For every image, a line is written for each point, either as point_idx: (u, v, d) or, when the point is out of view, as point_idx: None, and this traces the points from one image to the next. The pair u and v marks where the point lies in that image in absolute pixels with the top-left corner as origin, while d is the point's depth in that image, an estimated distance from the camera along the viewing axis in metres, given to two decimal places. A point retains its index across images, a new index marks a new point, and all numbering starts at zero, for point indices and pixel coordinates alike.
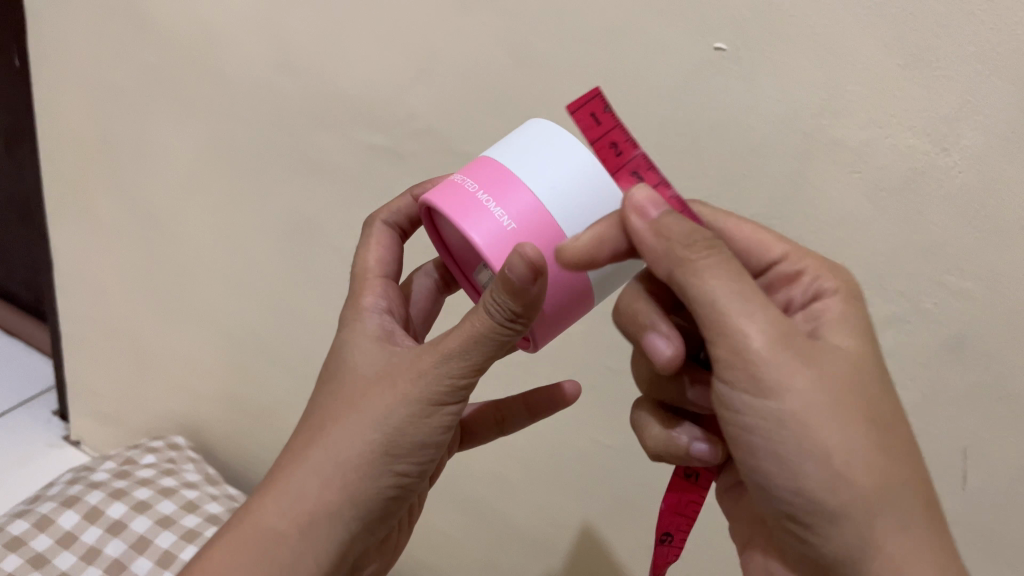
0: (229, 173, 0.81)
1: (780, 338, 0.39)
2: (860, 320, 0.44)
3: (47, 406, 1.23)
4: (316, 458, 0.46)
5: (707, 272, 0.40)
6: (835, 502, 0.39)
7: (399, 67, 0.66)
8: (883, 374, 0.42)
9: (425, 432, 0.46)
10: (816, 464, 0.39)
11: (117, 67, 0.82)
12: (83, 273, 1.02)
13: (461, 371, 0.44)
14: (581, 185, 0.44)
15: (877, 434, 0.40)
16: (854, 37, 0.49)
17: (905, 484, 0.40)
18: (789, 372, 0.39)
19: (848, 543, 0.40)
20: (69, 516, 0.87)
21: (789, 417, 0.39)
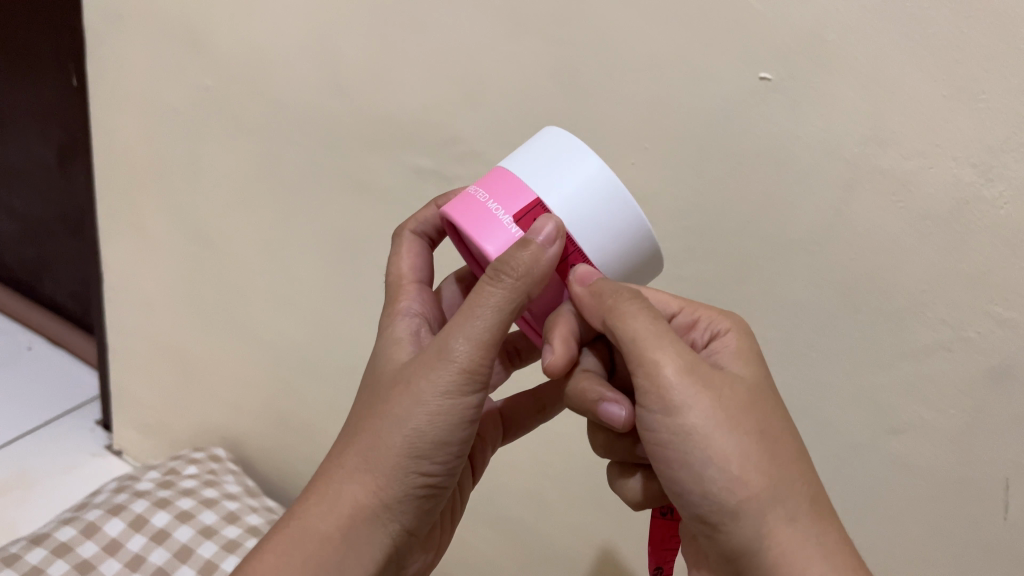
0: (277, 192, 0.83)
1: (689, 367, 0.43)
2: (755, 353, 0.48)
3: (92, 416, 1.25)
4: (350, 462, 0.47)
5: (629, 316, 0.44)
6: (734, 503, 0.42)
7: (448, 92, 0.68)
8: (779, 401, 0.46)
9: (447, 425, 0.46)
10: (717, 469, 0.42)
11: (173, 88, 0.85)
12: (132, 286, 1.05)
13: (474, 357, 0.45)
14: (589, 192, 0.47)
15: (771, 447, 0.43)
16: (901, 68, 0.50)
17: (797, 487, 0.43)
18: (695, 395, 0.42)
19: (751, 538, 0.42)
20: (115, 524, 0.89)
21: (693, 431, 0.42)
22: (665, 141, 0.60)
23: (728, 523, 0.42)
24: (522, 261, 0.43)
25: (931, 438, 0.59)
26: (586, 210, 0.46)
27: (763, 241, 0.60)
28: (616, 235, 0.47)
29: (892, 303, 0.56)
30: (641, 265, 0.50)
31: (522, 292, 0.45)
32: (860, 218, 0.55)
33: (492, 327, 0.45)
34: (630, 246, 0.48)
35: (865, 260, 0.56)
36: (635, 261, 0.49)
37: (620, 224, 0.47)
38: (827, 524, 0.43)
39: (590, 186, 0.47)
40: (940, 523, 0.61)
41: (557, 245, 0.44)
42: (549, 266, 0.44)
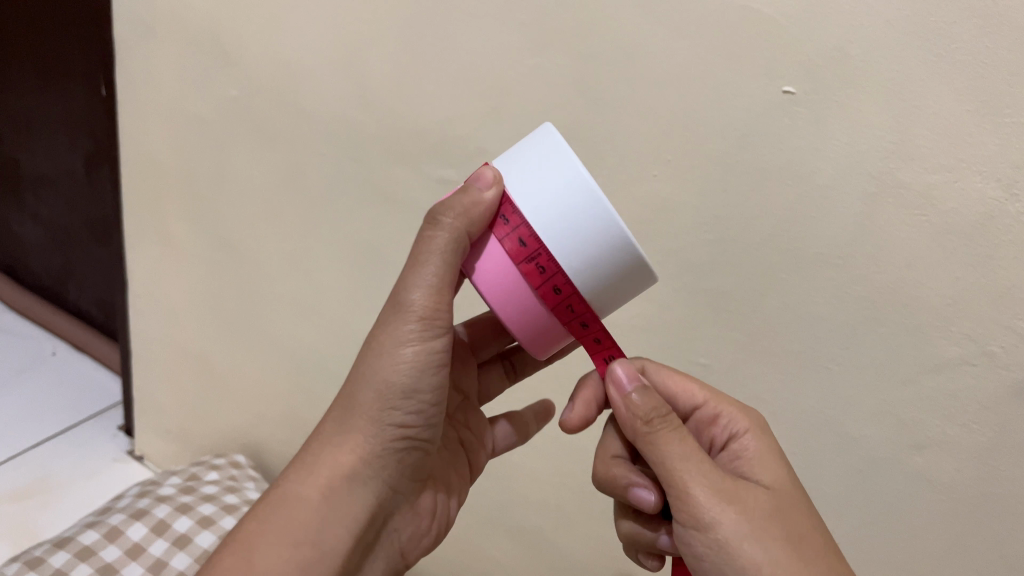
0: (300, 202, 0.84)
1: (716, 485, 0.47)
2: (774, 457, 0.53)
3: (113, 421, 1.27)
4: (334, 415, 0.52)
5: (663, 441, 0.49)
6: None
7: (473, 105, 0.69)
8: (802, 504, 0.50)
9: (413, 370, 0.50)
10: None
11: (201, 98, 0.86)
12: (156, 293, 1.06)
13: (429, 304, 0.49)
14: (556, 199, 0.44)
15: (798, 551, 0.46)
16: (925, 82, 0.50)
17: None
18: (723, 513, 0.46)
19: None
20: (137, 528, 0.90)
21: (725, 547, 0.46)
22: (688, 154, 0.61)
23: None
24: (460, 202, 0.45)
25: (954, 454, 0.59)
26: (517, 161, 0.47)
27: (785, 255, 0.60)
28: (584, 246, 0.44)
29: (914, 317, 0.56)
30: (628, 278, 0.45)
31: (461, 235, 0.46)
32: (882, 232, 0.55)
33: (441, 273, 0.48)
34: (605, 258, 0.44)
35: (888, 273, 0.56)
36: (597, 257, 0.44)
37: (587, 236, 0.43)
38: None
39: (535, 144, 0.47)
40: (963, 540, 0.61)
41: (494, 190, 0.46)
42: (484, 210, 0.46)
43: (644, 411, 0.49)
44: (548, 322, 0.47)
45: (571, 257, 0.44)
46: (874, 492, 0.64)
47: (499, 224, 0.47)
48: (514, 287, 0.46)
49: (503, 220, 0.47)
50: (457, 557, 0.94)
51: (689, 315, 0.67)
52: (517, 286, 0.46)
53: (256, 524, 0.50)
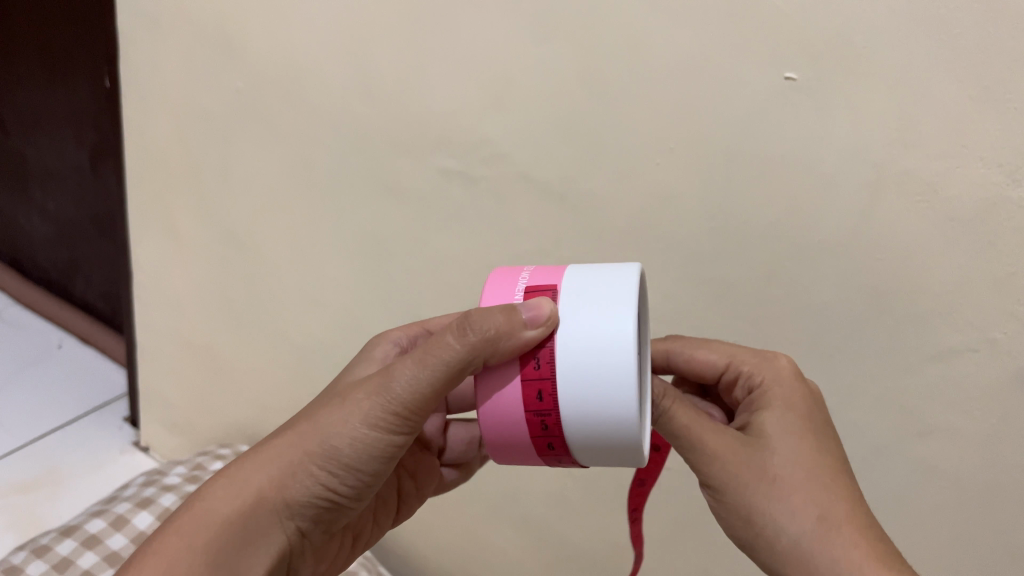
0: (305, 193, 0.85)
1: (699, 441, 0.50)
2: (784, 408, 0.53)
3: (119, 413, 1.27)
4: (271, 453, 0.48)
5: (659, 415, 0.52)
6: (752, 538, 0.49)
7: (476, 96, 0.69)
8: (798, 442, 0.51)
9: (369, 453, 0.47)
10: (735, 515, 0.49)
11: (206, 90, 0.86)
12: (162, 285, 1.07)
13: (412, 398, 0.46)
14: (601, 371, 0.44)
15: (773, 490, 0.48)
16: (929, 69, 0.51)
17: (803, 516, 0.47)
18: (708, 463, 0.50)
19: (768, 560, 0.48)
20: (144, 516, 0.90)
21: (715, 495, 0.50)
22: (691, 143, 0.61)
23: (757, 554, 0.49)
24: (497, 323, 0.44)
25: (958, 441, 0.59)
26: (580, 314, 0.46)
27: (788, 243, 0.60)
28: (599, 421, 0.45)
29: (917, 305, 0.57)
30: (617, 454, 0.47)
31: (479, 354, 0.45)
32: (884, 218, 0.55)
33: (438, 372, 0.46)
34: (612, 438, 0.45)
35: (890, 261, 0.56)
36: (603, 434, 0.45)
37: (608, 416, 0.44)
38: (839, 537, 0.46)
39: (603, 300, 0.46)
40: (968, 525, 0.61)
41: (534, 329, 0.44)
42: (517, 343, 0.44)
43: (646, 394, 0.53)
44: (524, 456, 0.48)
45: (582, 419, 0.45)
46: (878, 482, 0.64)
47: (531, 365, 0.46)
48: (513, 425, 0.47)
49: (534, 363, 0.46)
50: (463, 547, 0.95)
51: (692, 305, 0.67)
52: (514, 418, 0.46)
53: (163, 540, 0.45)
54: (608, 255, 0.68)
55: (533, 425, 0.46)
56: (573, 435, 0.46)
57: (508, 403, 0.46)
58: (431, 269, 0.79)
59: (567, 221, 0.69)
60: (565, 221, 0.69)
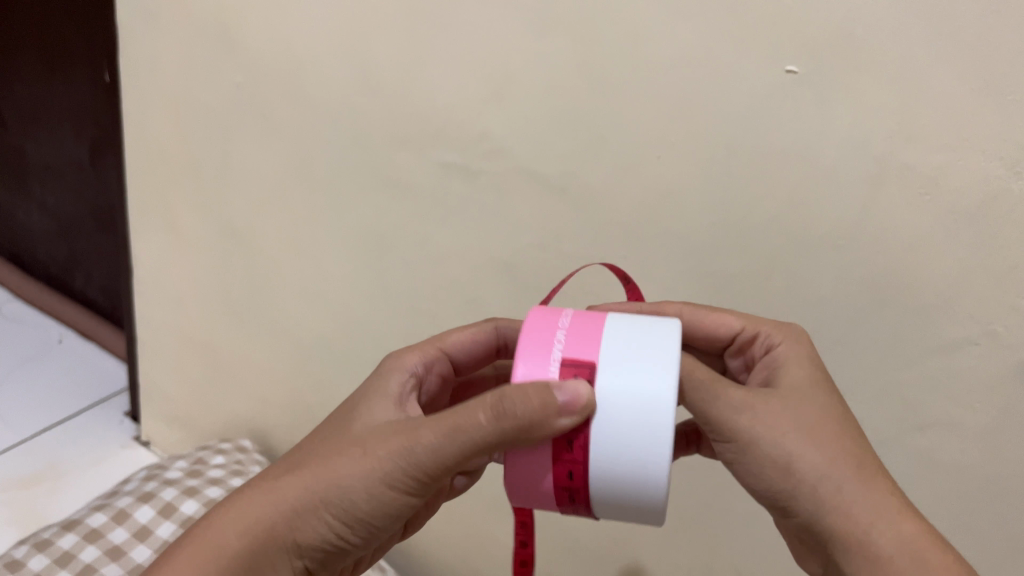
0: (305, 188, 0.84)
1: (726, 391, 0.48)
2: (807, 361, 0.53)
3: (120, 408, 1.28)
4: (288, 487, 0.49)
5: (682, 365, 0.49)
6: (790, 488, 0.46)
7: (477, 90, 0.69)
8: (820, 394, 0.50)
9: (381, 509, 0.47)
10: (771, 466, 0.46)
11: (206, 85, 0.86)
12: (162, 280, 1.07)
13: (430, 464, 0.46)
14: (635, 458, 0.44)
15: (815, 433, 0.47)
16: (930, 62, 0.51)
17: (843, 465, 0.47)
18: (737, 414, 0.47)
19: (812, 511, 0.46)
20: (145, 510, 0.91)
21: (746, 448, 0.47)
22: (692, 136, 0.61)
23: (793, 506, 0.47)
24: (528, 412, 0.43)
25: (959, 434, 0.59)
26: (618, 398, 0.44)
27: (788, 236, 0.60)
28: (626, 501, 0.45)
29: (918, 298, 0.57)
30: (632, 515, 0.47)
31: (502, 437, 0.44)
32: (886, 211, 0.55)
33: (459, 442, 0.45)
34: (634, 512, 0.46)
35: (891, 253, 0.56)
36: (626, 509, 0.46)
37: (636, 497, 0.45)
38: (878, 482, 0.47)
39: (644, 383, 0.44)
40: (968, 518, 0.61)
41: (566, 417, 0.43)
42: (547, 432, 0.43)
43: None
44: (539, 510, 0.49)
45: (607, 495, 0.45)
46: None
47: (563, 445, 0.45)
48: (538, 494, 0.47)
49: (567, 445, 0.45)
50: (464, 541, 0.95)
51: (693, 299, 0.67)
52: (540, 489, 0.46)
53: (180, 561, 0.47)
54: (609, 249, 0.69)
55: (559, 498, 0.46)
56: (596, 505, 0.46)
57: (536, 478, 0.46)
58: (432, 263, 0.79)
59: (568, 215, 0.69)
60: (565, 215, 0.69)
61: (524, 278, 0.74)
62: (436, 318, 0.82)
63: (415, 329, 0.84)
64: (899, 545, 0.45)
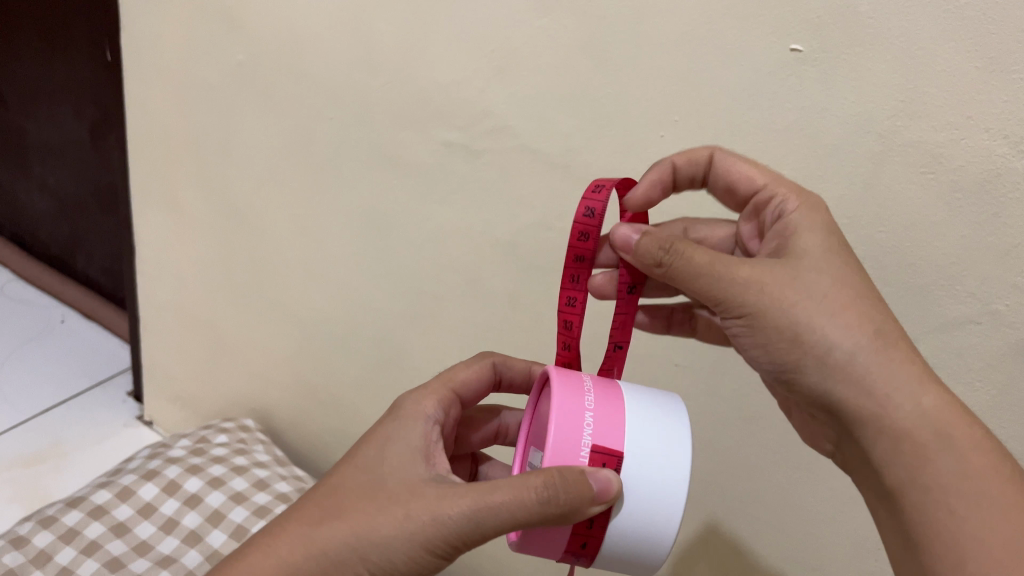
0: (307, 166, 0.85)
1: (727, 263, 0.48)
2: (820, 229, 0.51)
3: (122, 387, 1.28)
4: (319, 541, 0.46)
5: (691, 257, 0.48)
6: (797, 357, 0.48)
7: (479, 68, 0.68)
8: (840, 266, 0.50)
9: (415, 571, 0.45)
10: (779, 339, 0.48)
11: (207, 63, 0.86)
12: (163, 259, 1.07)
13: (472, 537, 0.44)
14: (646, 531, 0.47)
15: (824, 303, 0.48)
16: (935, 39, 0.51)
17: (857, 329, 0.48)
18: (742, 285, 0.48)
19: (820, 382, 0.48)
20: (149, 488, 0.92)
21: (755, 321, 0.48)
22: (694, 115, 0.61)
23: (802, 377, 0.49)
24: (574, 500, 0.43)
25: None
26: (640, 486, 0.47)
27: None
28: (627, 558, 0.49)
29: (920, 277, 0.57)
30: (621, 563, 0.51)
31: (547, 518, 0.44)
32: (889, 189, 0.55)
33: (505, 519, 0.43)
34: (627, 567, 0.50)
35: (893, 233, 0.56)
36: (623, 563, 0.49)
37: (637, 557, 0.49)
38: (891, 351, 0.48)
39: (664, 473, 0.47)
40: None
41: (597, 504, 0.44)
42: (581, 518, 0.44)
43: (653, 256, 0.49)
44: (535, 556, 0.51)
45: (613, 550, 0.48)
46: None
47: (582, 523, 0.47)
48: (546, 553, 0.49)
49: (585, 524, 0.47)
50: None
51: None
52: (546, 551, 0.49)
53: None
54: None
55: (564, 558, 0.49)
56: (595, 562, 0.49)
57: (552, 544, 0.48)
58: (433, 243, 0.79)
59: (570, 193, 0.69)
60: (567, 194, 0.69)
61: (526, 257, 0.74)
62: (438, 297, 0.82)
63: (417, 308, 0.84)
64: (918, 417, 0.47)
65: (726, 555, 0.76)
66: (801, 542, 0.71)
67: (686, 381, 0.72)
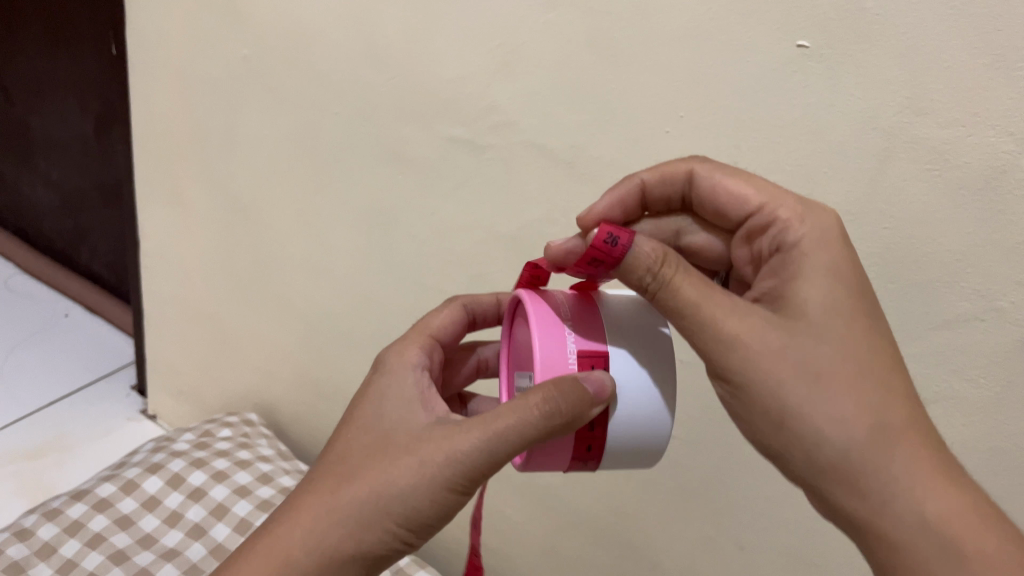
0: (311, 161, 0.85)
1: (718, 317, 0.44)
2: (825, 273, 0.45)
3: (126, 381, 1.29)
4: (342, 503, 0.46)
5: (678, 298, 0.44)
6: (784, 443, 0.43)
7: (484, 64, 0.69)
8: (850, 334, 0.44)
9: (442, 512, 0.46)
10: (766, 414, 0.43)
11: (212, 58, 0.86)
12: (168, 254, 1.07)
13: (488, 465, 0.44)
14: (647, 426, 0.48)
15: (818, 380, 0.43)
16: (940, 35, 0.50)
17: (854, 420, 0.42)
18: (729, 346, 0.43)
19: (805, 470, 0.43)
20: (154, 481, 0.92)
21: (739, 388, 0.44)
22: (699, 110, 0.61)
23: (788, 462, 0.44)
24: (580, 406, 0.43)
25: (962, 409, 0.59)
26: (633, 380, 0.48)
27: None
28: (633, 456, 0.49)
29: (925, 274, 0.57)
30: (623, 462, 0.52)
31: (558, 428, 0.44)
32: (894, 186, 0.55)
33: (516, 438, 0.44)
34: (632, 464, 0.50)
35: (898, 229, 0.56)
36: (628, 462, 0.50)
37: (643, 452, 0.49)
38: (891, 451, 0.42)
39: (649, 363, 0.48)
40: None
41: (601, 403, 0.44)
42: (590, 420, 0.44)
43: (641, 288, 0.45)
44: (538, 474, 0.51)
45: (617, 453, 0.49)
46: None
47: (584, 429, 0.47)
48: (553, 468, 0.49)
49: (588, 428, 0.47)
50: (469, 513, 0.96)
51: None
52: (551, 466, 0.49)
53: None
54: None
55: (570, 468, 0.50)
56: (601, 466, 0.50)
57: (557, 459, 0.48)
58: (438, 238, 0.79)
59: (575, 188, 0.69)
60: (572, 190, 0.69)
61: (530, 252, 0.74)
62: (442, 292, 0.82)
63: (421, 302, 0.84)
64: (914, 529, 0.42)
65: (729, 551, 0.76)
66: (804, 538, 0.71)
67: (690, 376, 0.72)
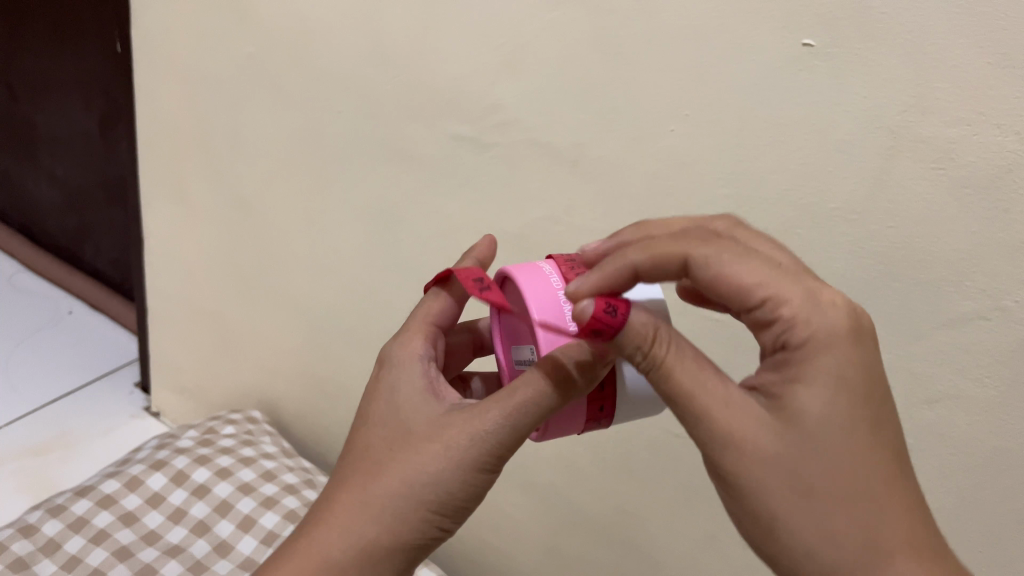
0: (316, 159, 0.85)
1: (707, 407, 0.42)
2: (826, 380, 0.41)
3: (130, 378, 1.29)
4: (375, 499, 0.46)
5: (668, 379, 0.43)
6: (769, 547, 0.42)
7: (489, 62, 0.69)
8: (853, 444, 0.41)
9: (473, 493, 0.47)
10: (751, 513, 0.42)
11: (217, 56, 0.86)
12: (172, 251, 1.07)
13: (513, 439, 0.46)
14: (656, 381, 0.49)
15: (805, 489, 0.40)
16: (947, 34, 0.50)
17: (841, 535, 0.40)
18: (717, 437, 0.42)
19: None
20: (157, 478, 0.92)
21: (727, 481, 0.42)
22: (704, 108, 0.61)
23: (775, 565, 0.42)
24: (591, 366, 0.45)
25: (966, 407, 0.59)
26: None
27: (800, 208, 0.60)
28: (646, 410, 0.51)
29: (930, 273, 0.57)
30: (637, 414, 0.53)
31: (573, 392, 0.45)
32: (899, 185, 0.55)
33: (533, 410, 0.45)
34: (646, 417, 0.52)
35: (903, 228, 0.56)
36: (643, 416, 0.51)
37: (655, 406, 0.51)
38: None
39: None
40: (974, 492, 0.61)
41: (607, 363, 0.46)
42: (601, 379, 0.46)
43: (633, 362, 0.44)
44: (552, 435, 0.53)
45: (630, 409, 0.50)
46: None
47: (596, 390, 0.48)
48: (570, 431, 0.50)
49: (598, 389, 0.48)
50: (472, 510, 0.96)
51: None
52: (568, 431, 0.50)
53: None
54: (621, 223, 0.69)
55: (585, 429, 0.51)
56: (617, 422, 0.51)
57: (573, 424, 0.49)
58: (442, 235, 0.79)
59: (579, 186, 0.69)
60: (577, 188, 0.69)
61: (534, 250, 0.74)
62: None
63: None
64: None
65: (731, 550, 0.76)
66: None
67: None
